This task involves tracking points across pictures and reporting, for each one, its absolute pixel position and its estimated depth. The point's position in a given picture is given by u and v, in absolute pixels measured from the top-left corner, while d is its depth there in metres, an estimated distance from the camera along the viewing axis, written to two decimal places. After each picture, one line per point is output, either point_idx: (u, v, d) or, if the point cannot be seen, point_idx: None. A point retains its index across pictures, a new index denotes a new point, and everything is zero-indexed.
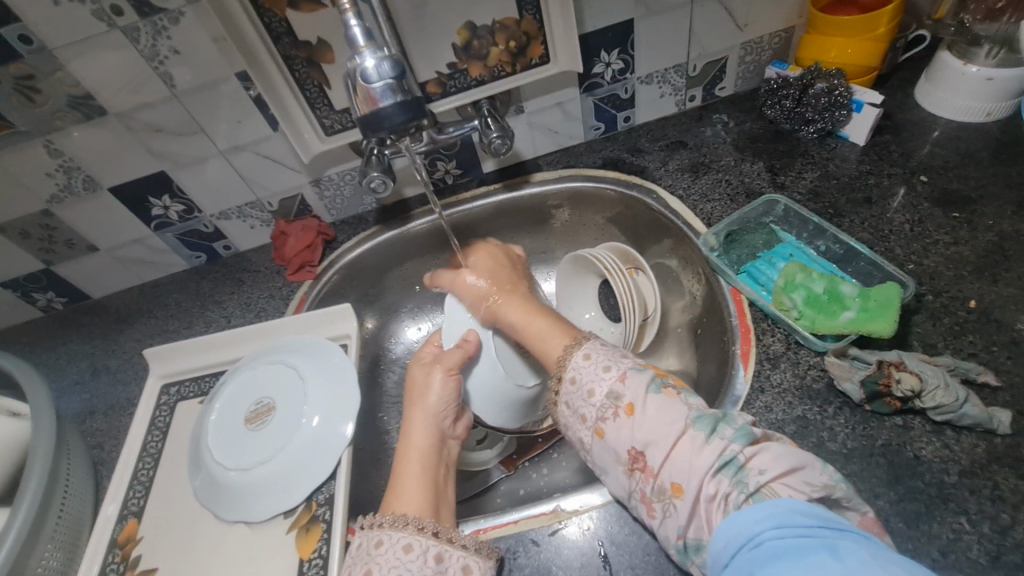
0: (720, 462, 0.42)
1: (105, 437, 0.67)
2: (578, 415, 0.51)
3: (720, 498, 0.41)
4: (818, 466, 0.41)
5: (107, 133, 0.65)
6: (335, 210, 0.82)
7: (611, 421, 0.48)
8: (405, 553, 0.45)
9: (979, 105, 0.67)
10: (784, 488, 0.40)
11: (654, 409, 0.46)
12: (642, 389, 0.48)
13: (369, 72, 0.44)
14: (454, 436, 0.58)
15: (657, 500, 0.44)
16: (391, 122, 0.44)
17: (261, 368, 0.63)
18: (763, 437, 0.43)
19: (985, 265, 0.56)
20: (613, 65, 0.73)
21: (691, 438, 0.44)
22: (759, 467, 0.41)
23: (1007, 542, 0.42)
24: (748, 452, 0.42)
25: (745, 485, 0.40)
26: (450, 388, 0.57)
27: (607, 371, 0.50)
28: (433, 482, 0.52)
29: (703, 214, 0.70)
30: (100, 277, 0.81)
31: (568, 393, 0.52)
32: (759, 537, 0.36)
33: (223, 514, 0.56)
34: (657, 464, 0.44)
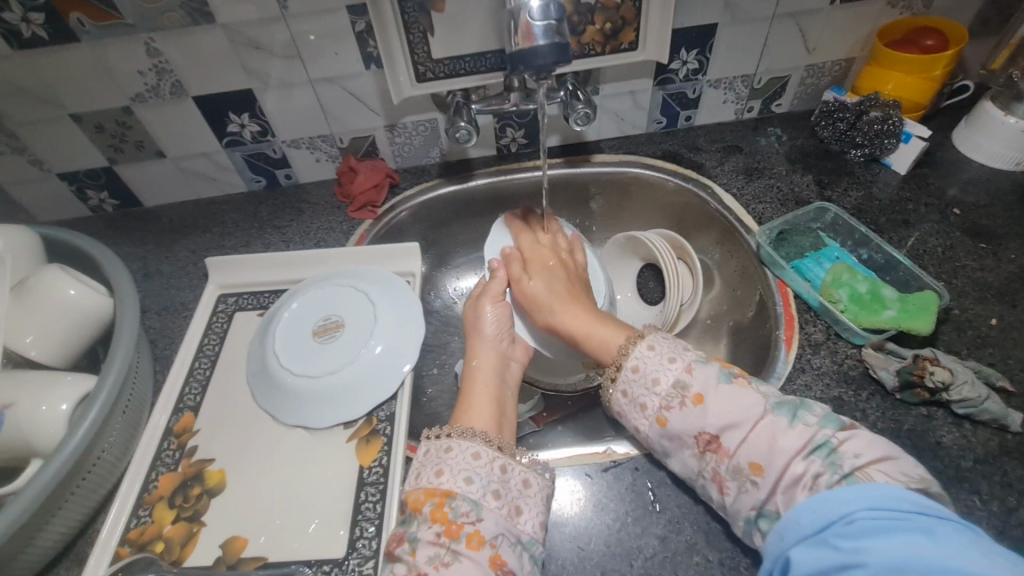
0: (813, 445, 0.45)
1: (159, 334, 0.68)
2: (636, 404, 0.53)
3: (809, 477, 0.43)
4: (911, 460, 0.44)
5: (210, 41, 0.67)
6: (401, 157, 0.84)
7: (676, 410, 0.50)
8: (474, 459, 0.48)
9: (1009, 154, 0.74)
10: (880, 473, 0.43)
11: (725, 396, 0.49)
12: (711, 380, 0.50)
13: (534, 11, 0.48)
14: (515, 360, 0.64)
15: (731, 479, 0.47)
16: (543, 60, 0.47)
17: (329, 289, 0.66)
18: (851, 426, 0.46)
19: (1005, 291, 0.63)
20: (689, 64, 0.78)
21: (771, 422, 0.47)
22: (852, 451, 0.44)
23: (1012, 520, 0.47)
24: (839, 437, 0.45)
25: (839, 467, 0.43)
26: (500, 311, 0.66)
27: (672, 362, 0.52)
28: (498, 403, 0.56)
29: (755, 213, 0.75)
30: (159, 185, 0.82)
31: (626, 381, 0.54)
32: (852, 515, 0.39)
33: (282, 418, 0.58)
34: (733, 445, 0.47)
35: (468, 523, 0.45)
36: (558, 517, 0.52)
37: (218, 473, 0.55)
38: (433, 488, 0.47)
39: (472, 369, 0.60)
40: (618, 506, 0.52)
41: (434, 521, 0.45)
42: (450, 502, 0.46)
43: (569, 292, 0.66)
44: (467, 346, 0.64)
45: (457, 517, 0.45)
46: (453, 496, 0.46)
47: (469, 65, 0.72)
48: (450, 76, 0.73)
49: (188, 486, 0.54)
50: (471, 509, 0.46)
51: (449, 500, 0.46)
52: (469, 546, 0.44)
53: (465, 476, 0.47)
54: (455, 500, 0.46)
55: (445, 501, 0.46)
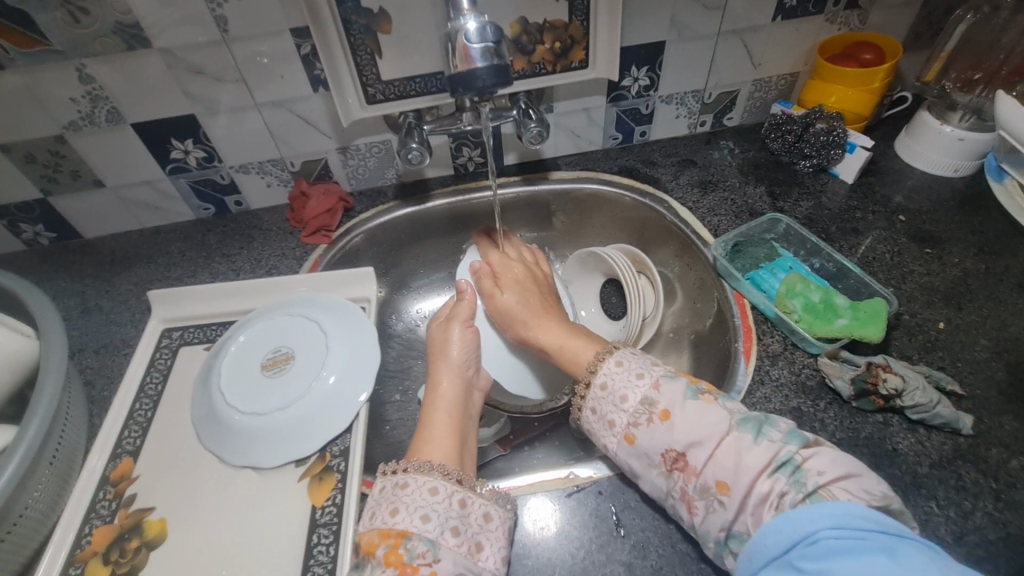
0: (777, 462, 0.44)
1: (97, 375, 0.64)
2: (605, 421, 0.52)
3: (773, 496, 0.43)
4: (874, 477, 0.44)
5: (147, 66, 0.64)
6: (355, 180, 0.83)
7: (645, 427, 0.49)
8: (431, 495, 0.46)
9: (948, 161, 0.77)
10: (842, 491, 0.42)
11: (692, 412, 0.48)
12: (678, 397, 0.50)
13: (471, 33, 0.47)
14: (479, 389, 0.62)
15: (698, 498, 0.46)
16: (483, 83, 0.47)
17: (279, 319, 0.63)
18: (816, 442, 0.46)
19: (952, 294, 0.64)
20: (640, 81, 0.79)
21: (736, 439, 0.46)
22: (816, 468, 0.44)
23: (968, 525, 0.48)
24: (803, 453, 0.45)
25: (803, 485, 0.43)
26: (468, 338, 0.62)
27: (641, 377, 0.52)
28: (454, 432, 0.54)
29: (711, 226, 0.76)
30: (99, 215, 0.78)
31: (596, 399, 0.53)
32: (816, 535, 0.39)
33: (229, 458, 0.55)
34: (700, 464, 0.46)
35: (424, 565, 0.43)
36: (521, 548, 0.50)
37: (159, 522, 0.51)
38: (388, 530, 0.45)
39: (433, 397, 0.58)
40: (582, 532, 0.50)
41: (388, 565, 0.43)
42: (406, 544, 0.44)
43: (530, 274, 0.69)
44: (428, 371, 0.60)
45: (412, 560, 0.43)
46: (408, 537, 0.44)
47: (420, 85, 0.71)
48: (401, 98, 0.72)
49: (124, 539, 0.50)
50: (427, 549, 0.44)
51: (405, 541, 0.44)
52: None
53: (422, 514, 0.45)
54: (411, 541, 0.44)
55: (400, 543, 0.44)
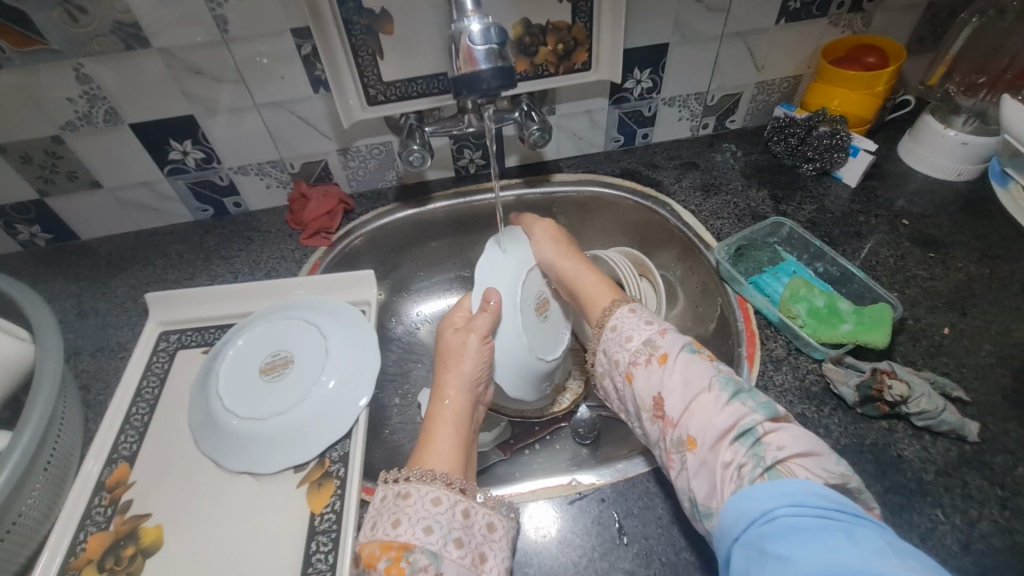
0: (738, 432, 0.43)
1: (93, 378, 0.63)
2: (612, 361, 0.55)
3: (735, 467, 0.42)
4: (834, 457, 0.42)
5: (145, 67, 0.63)
6: (355, 182, 0.82)
7: (642, 367, 0.51)
8: (434, 505, 0.46)
9: (951, 165, 0.76)
10: (800, 469, 0.41)
11: (684, 362, 0.49)
12: (677, 346, 0.51)
13: (474, 35, 0.46)
14: (482, 402, 0.62)
15: (675, 450, 0.46)
16: (487, 85, 0.46)
17: (278, 322, 0.63)
18: (785, 417, 0.45)
19: (956, 299, 0.64)
20: (643, 83, 0.79)
21: (714, 396, 0.46)
22: (777, 443, 0.42)
23: (975, 533, 0.47)
24: (768, 425, 0.44)
25: (762, 459, 0.41)
26: (484, 353, 0.60)
27: (648, 325, 0.54)
28: (458, 442, 0.54)
29: (714, 229, 0.75)
30: (96, 216, 0.77)
31: (606, 340, 0.56)
32: (773, 513, 0.38)
33: (227, 464, 0.54)
34: (678, 415, 0.47)
35: None
36: (523, 556, 0.49)
37: (155, 529, 0.51)
38: (389, 542, 0.44)
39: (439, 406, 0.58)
40: (585, 541, 0.50)
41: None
42: (407, 556, 0.43)
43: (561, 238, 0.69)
44: (436, 378, 0.60)
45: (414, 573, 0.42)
46: (411, 549, 0.43)
47: (422, 87, 0.70)
48: (403, 99, 0.71)
49: (120, 546, 0.50)
50: (430, 562, 0.43)
51: (407, 553, 0.43)
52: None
53: (424, 526, 0.45)
54: (413, 553, 0.43)
55: (402, 556, 0.43)
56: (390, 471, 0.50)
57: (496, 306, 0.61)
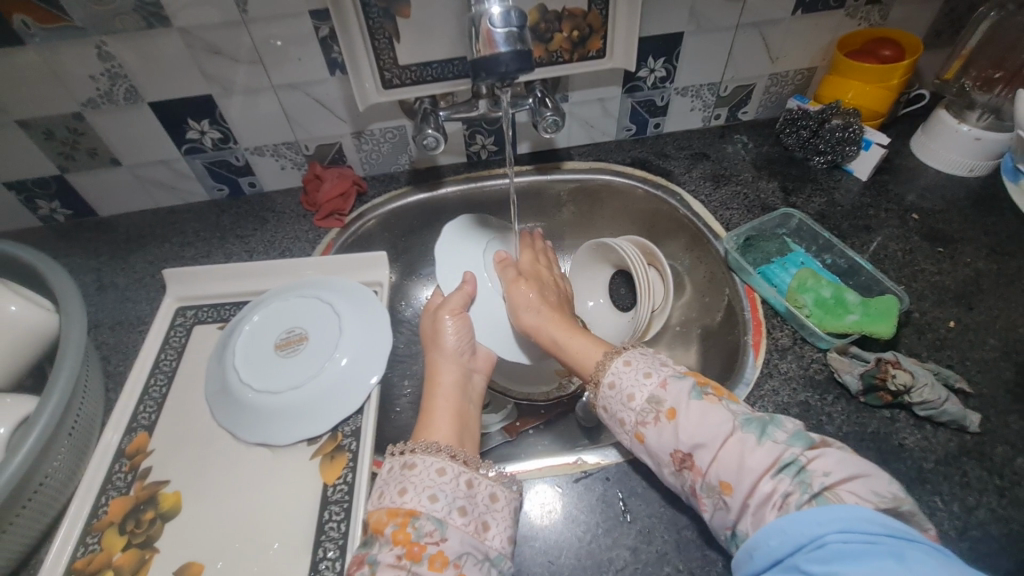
0: (779, 463, 0.44)
1: (113, 350, 0.65)
2: (616, 418, 0.54)
3: (779, 498, 0.43)
4: (885, 478, 0.43)
5: (167, 46, 0.64)
6: (368, 165, 0.83)
7: (652, 426, 0.50)
8: (439, 475, 0.47)
9: (963, 160, 0.76)
10: (849, 495, 0.42)
11: (695, 412, 0.49)
12: (684, 395, 0.50)
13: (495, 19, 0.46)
14: (478, 372, 0.63)
15: (707, 495, 0.46)
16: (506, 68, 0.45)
17: (293, 300, 0.64)
18: (822, 443, 0.45)
19: (962, 294, 0.64)
20: (656, 72, 0.79)
21: (740, 440, 0.46)
22: (822, 469, 0.43)
23: (972, 520, 0.48)
24: (806, 455, 0.44)
25: (808, 485, 0.42)
26: (460, 326, 0.64)
27: (647, 376, 0.53)
28: (454, 413, 0.56)
29: (723, 219, 0.76)
30: (114, 193, 0.79)
31: (605, 397, 0.55)
32: (822, 539, 0.38)
33: (243, 435, 0.55)
34: (705, 464, 0.47)
35: (431, 543, 0.44)
36: (529, 531, 0.51)
37: (173, 496, 0.52)
38: (395, 508, 0.46)
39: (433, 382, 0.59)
40: (589, 518, 0.51)
41: (396, 543, 0.44)
42: (413, 522, 0.44)
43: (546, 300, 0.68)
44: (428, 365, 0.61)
45: (420, 538, 0.44)
46: (417, 515, 0.45)
47: (437, 71, 0.71)
48: (417, 84, 0.72)
49: (140, 510, 0.51)
50: (435, 528, 0.44)
51: (412, 520, 0.45)
52: (430, 568, 0.42)
53: (429, 494, 0.46)
54: (419, 519, 0.44)
55: (409, 521, 0.45)
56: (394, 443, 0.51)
57: (470, 287, 0.68)
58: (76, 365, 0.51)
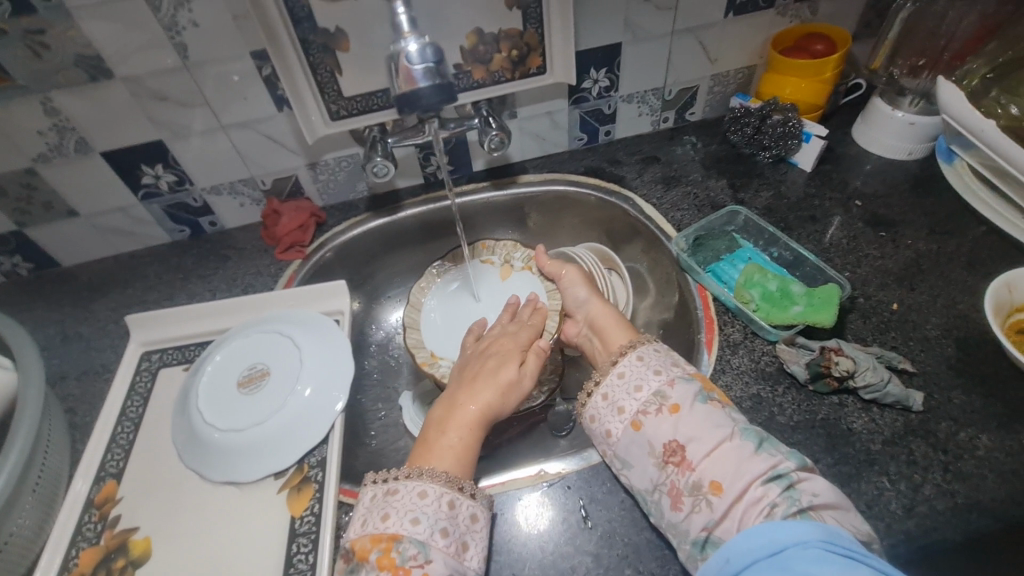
0: (772, 474, 0.46)
1: (79, 401, 0.65)
2: (614, 408, 0.54)
3: (765, 504, 0.45)
4: (857, 513, 0.46)
5: (112, 97, 0.65)
6: (327, 194, 0.84)
7: (653, 415, 0.52)
8: (420, 499, 0.48)
9: (901, 145, 0.79)
10: (830, 518, 0.44)
11: (700, 414, 0.51)
12: (689, 397, 0.52)
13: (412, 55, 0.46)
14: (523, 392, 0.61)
15: (687, 494, 0.48)
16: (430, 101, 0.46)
17: (255, 337, 0.65)
18: (812, 467, 0.48)
19: (904, 276, 0.67)
20: (600, 82, 0.81)
21: (737, 446, 0.49)
22: (811, 489, 0.46)
23: (918, 497, 0.50)
24: (800, 473, 0.47)
25: (798, 500, 0.45)
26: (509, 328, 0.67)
27: (658, 373, 0.55)
28: (464, 441, 0.55)
29: (674, 220, 0.78)
30: (75, 243, 0.79)
31: (611, 385, 0.56)
32: (806, 543, 0.41)
33: (210, 475, 0.56)
34: (696, 460, 0.49)
35: (415, 566, 0.45)
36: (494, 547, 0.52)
37: (143, 542, 0.53)
38: (378, 534, 0.47)
39: (464, 399, 0.59)
40: (549, 529, 0.52)
41: (382, 569, 0.45)
42: (397, 546, 0.46)
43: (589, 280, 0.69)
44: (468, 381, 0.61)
45: (404, 562, 0.45)
46: (400, 540, 0.46)
47: (382, 99, 0.72)
48: (363, 113, 0.73)
49: (110, 560, 0.52)
50: (418, 551, 0.46)
51: (396, 544, 0.46)
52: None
53: (412, 517, 0.47)
54: (402, 544, 0.46)
55: (393, 545, 0.46)
56: (383, 468, 0.52)
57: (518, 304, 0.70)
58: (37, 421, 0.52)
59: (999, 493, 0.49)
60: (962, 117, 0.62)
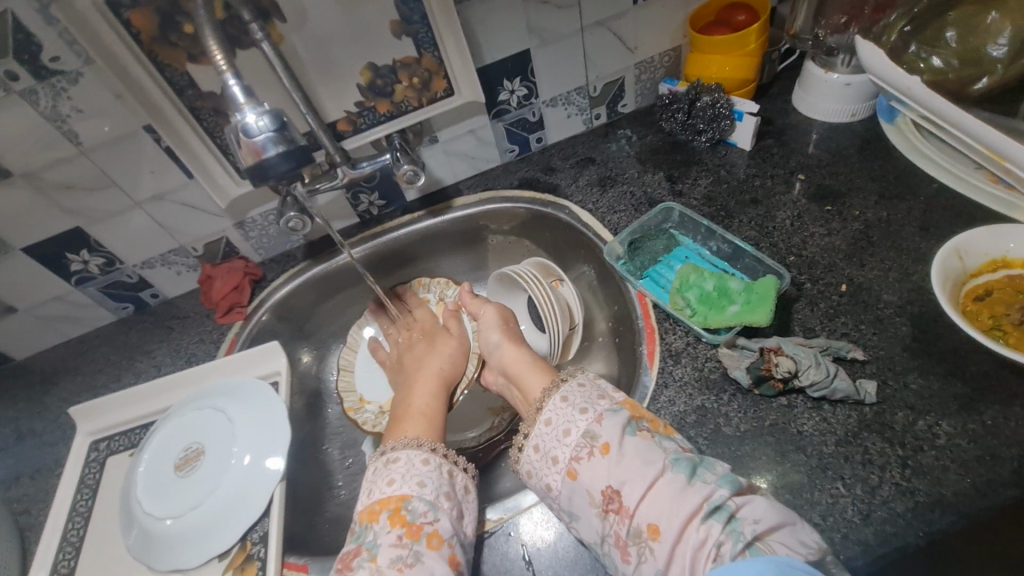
0: (709, 507, 0.43)
1: (32, 502, 0.66)
2: (548, 458, 0.52)
3: (711, 545, 0.42)
4: (806, 526, 0.43)
5: (17, 194, 0.65)
6: (262, 250, 0.83)
7: (585, 460, 0.49)
8: (424, 464, 0.51)
9: (842, 107, 0.74)
10: (778, 545, 0.41)
11: (631, 450, 0.48)
12: (618, 431, 0.49)
13: (251, 128, 0.50)
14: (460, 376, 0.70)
15: (632, 543, 0.45)
16: (278, 170, 0.50)
17: (190, 415, 0.64)
18: (750, 488, 0.45)
19: (854, 252, 0.62)
20: (517, 92, 0.78)
21: (670, 481, 0.46)
22: (752, 517, 0.43)
23: (876, 501, 0.47)
24: (737, 500, 0.44)
25: (742, 534, 0.41)
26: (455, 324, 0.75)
27: (584, 412, 0.52)
28: (427, 403, 0.62)
29: (611, 224, 0.75)
30: (21, 337, 0.79)
31: (541, 434, 0.53)
32: None
33: (156, 565, 0.55)
34: (634, 504, 0.46)
35: (427, 523, 0.47)
36: None
37: None
38: (386, 498, 0.49)
39: (416, 375, 0.67)
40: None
41: (393, 526, 0.47)
42: (407, 505, 0.48)
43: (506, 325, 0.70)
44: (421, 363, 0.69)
45: (415, 518, 0.47)
46: (408, 499, 0.48)
47: None
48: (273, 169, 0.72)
49: None
50: (428, 509, 0.48)
51: (406, 504, 0.48)
52: (430, 546, 0.46)
53: (418, 480, 0.50)
54: (411, 502, 0.48)
55: (401, 506, 0.48)
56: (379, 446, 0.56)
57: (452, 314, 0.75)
58: None
59: (964, 485, 0.46)
60: (888, 75, 0.56)
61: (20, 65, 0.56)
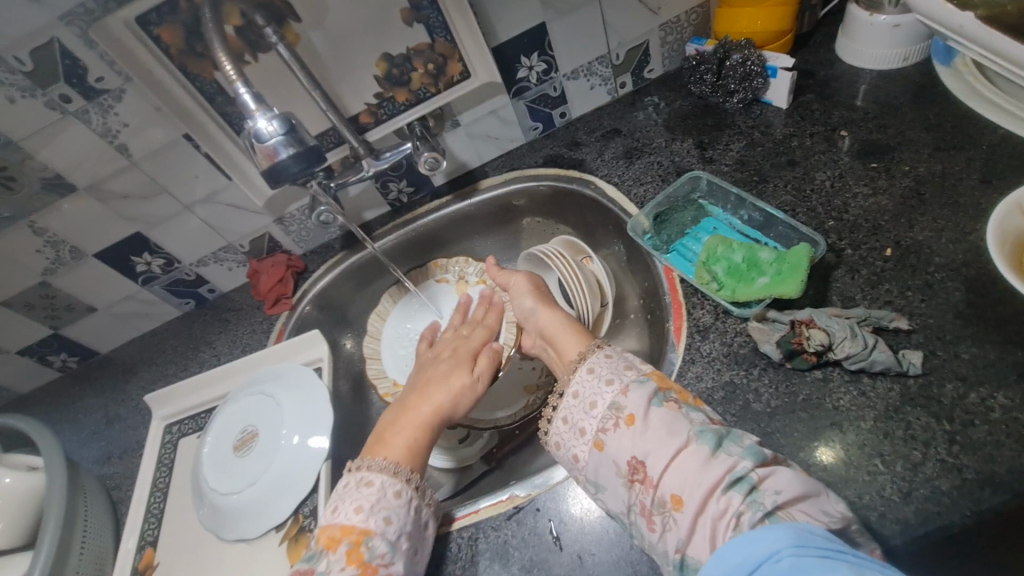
0: (731, 479, 0.43)
1: (122, 478, 0.75)
2: (576, 430, 0.52)
3: (732, 515, 0.41)
4: (832, 496, 0.42)
5: (83, 206, 0.71)
6: (303, 242, 0.87)
7: (612, 432, 0.49)
8: (394, 498, 0.52)
9: (894, 51, 0.67)
10: (800, 513, 0.41)
11: (656, 421, 0.48)
12: (643, 402, 0.49)
13: (263, 132, 0.54)
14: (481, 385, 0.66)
15: (657, 512, 0.45)
16: (289, 170, 0.55)
17: (245, 401, 0.70)
18: (774, 459, 0.44)
19: (902, 212, 0.58)
20: (537, 67, 0.76)
21: (694, 452, 0.45)
22: (773, 487, 0.42)
23: (919, 478, 0.44)
24: (759, 472, 0.43)
25: (761, 504, 0.41)
26: (479, 332, 0.71)
27: (610, 384, 0.52)
28: (418, 433, 0.59)
29: (637, 198, 0.73)
30: (102, 333, 0.88)
31: (568, 408, 0.54)
32: (777, 556, 0.34)
33: (223, 534, 0.62)
34: (657, 475, 0.45)
35: (381, 565, 0.48)
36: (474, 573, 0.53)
37: None
38: (350, 526, 0.49)
39: (417, 402, 0.62)
40: (523, 551, 0.53)
41: (350, 562, 0.47)
42: (367, 542, 0.48)
43: (541, 296, 0.70)
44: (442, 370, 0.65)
45: (372, 559, 0.48)
46: (370, 535, 0.49)
47: None
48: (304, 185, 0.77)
49: None
50: (386, 551, 0.49)
51: (366, 539, 0.49)
52: None
53: (384, 516, 0.50)
54: (372, 540, 0.49)
55: (362, 541, 0.49)
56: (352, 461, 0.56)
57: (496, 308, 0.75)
58: (59, 521, 0.60)
59: (1019, 463, 0.43)
60: (938, 15, 0.51)
61: (71, 88, 0.61)
